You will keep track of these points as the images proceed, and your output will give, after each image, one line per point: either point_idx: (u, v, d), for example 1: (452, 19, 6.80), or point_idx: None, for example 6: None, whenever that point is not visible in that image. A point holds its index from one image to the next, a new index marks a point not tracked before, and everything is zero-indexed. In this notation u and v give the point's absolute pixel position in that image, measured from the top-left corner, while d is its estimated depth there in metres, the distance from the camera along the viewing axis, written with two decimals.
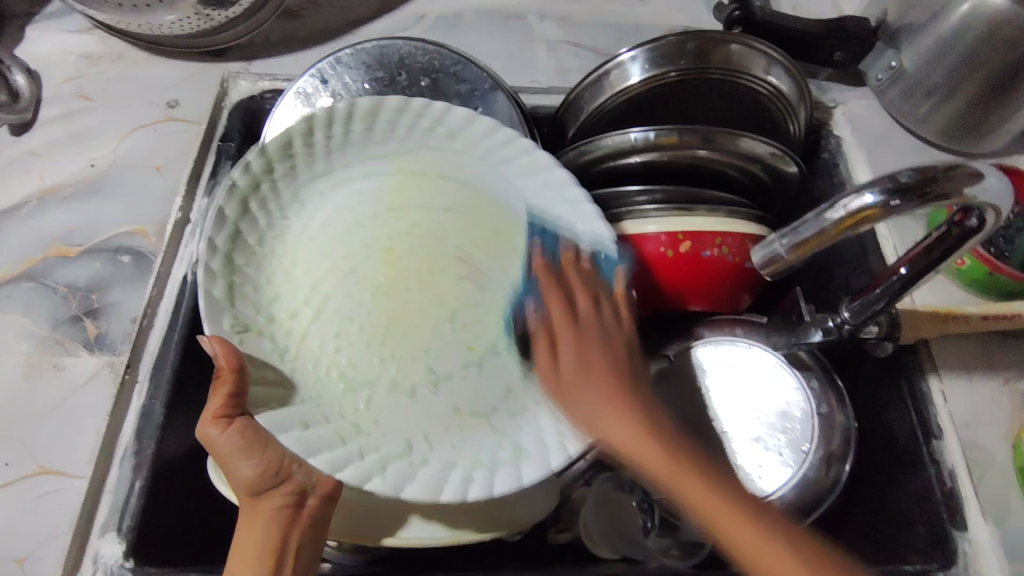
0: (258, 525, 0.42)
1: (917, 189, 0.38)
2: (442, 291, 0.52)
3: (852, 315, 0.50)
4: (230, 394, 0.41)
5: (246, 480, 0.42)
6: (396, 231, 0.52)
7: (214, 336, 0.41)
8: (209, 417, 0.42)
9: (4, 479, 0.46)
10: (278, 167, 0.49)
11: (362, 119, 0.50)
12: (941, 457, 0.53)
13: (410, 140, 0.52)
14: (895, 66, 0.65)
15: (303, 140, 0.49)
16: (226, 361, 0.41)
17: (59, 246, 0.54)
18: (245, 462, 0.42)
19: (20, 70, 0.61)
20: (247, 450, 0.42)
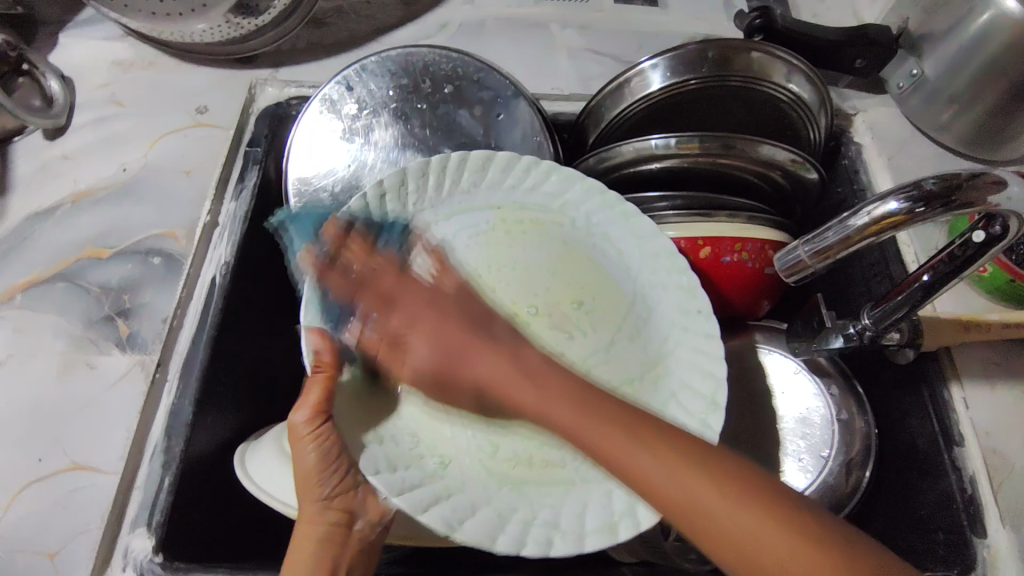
0: (315, 533, 0.42)
1: (941, 196, 0.38)
2: (540, 338, 0.49)
3: (873, 321, 0.51)
4: (322, 391, 0.43)
5: (315, 485, 0.42)
6: (493, 267, 0.51)
7: (321, 332, 0.44)
8: (303, 411, 0.42)
9: (37, 474, 0.47)
10: (391, 201, 0.51)
11: (456, 169, 0.53)
12: (963, 464, 0.52)
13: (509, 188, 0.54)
14: (917, 74, 0.65)
15: (416, 181, 0.52)
16: (329, 355, 0.44)
17: (92, 247, 0.56)
18: (318, 465, 0.42)
19: (54, 76, 0.62)
20: (320, 455, 0.42)
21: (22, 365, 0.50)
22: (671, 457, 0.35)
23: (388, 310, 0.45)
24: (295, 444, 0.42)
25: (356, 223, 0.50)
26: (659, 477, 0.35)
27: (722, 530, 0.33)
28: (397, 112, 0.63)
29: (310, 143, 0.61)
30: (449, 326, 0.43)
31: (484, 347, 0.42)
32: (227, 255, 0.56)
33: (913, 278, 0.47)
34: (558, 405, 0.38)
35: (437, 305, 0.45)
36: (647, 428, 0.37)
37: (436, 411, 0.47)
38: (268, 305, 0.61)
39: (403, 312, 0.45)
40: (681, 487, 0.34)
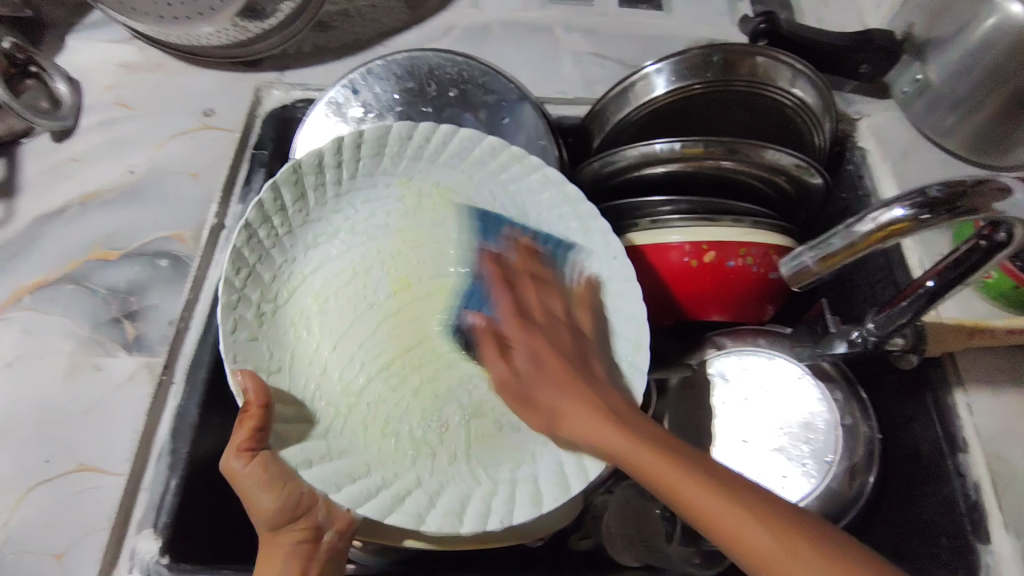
0: (278, 556, 0.43)
1: (947, 203, 0.38)
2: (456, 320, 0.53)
3: (877, 326, 0.51)
4: (252, 428, 0.42)
5: (268, 518, 0.42)
6: (399, 258, 0.54)
7: (244, 371, 0.43)
8: (232, 451, 0.42)
9: (44, 476, 0.47)
10: (288, 204, 0.51)
11: (371, 147, 0.53)
12: (965, 470, 0.52)
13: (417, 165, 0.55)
14: (921, 79, 0.66)
15: (314, 174, 0.51)
16: (255, 396, 0.43)
17: (99, 249, 0.56)
18: (267, 496, 0.42)
19: (61, 79, 0.62)
20: (264, 488, 0.42)
21: (29, 367, 0.51)
22: (731, 499, 0.37)
23: (546, 335, 0.48)
24: (242, 482, 0.42)
25: (259, 225, 0.49)
26: (707, 503, 0.37)
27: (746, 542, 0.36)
28: (403, 115, 0.63)
29: (316, 147, 0.62)
30: (565, 376, 0.46)
31: (579, 402, 0.45)
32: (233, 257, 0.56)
33: (918, 285, 0.47)
34: (638, 450, 0.41)
35: (555, 338, 0.48)
36: (668, 447, 0.41)
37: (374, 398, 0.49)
38: None
39: (518, 353, 0.48)
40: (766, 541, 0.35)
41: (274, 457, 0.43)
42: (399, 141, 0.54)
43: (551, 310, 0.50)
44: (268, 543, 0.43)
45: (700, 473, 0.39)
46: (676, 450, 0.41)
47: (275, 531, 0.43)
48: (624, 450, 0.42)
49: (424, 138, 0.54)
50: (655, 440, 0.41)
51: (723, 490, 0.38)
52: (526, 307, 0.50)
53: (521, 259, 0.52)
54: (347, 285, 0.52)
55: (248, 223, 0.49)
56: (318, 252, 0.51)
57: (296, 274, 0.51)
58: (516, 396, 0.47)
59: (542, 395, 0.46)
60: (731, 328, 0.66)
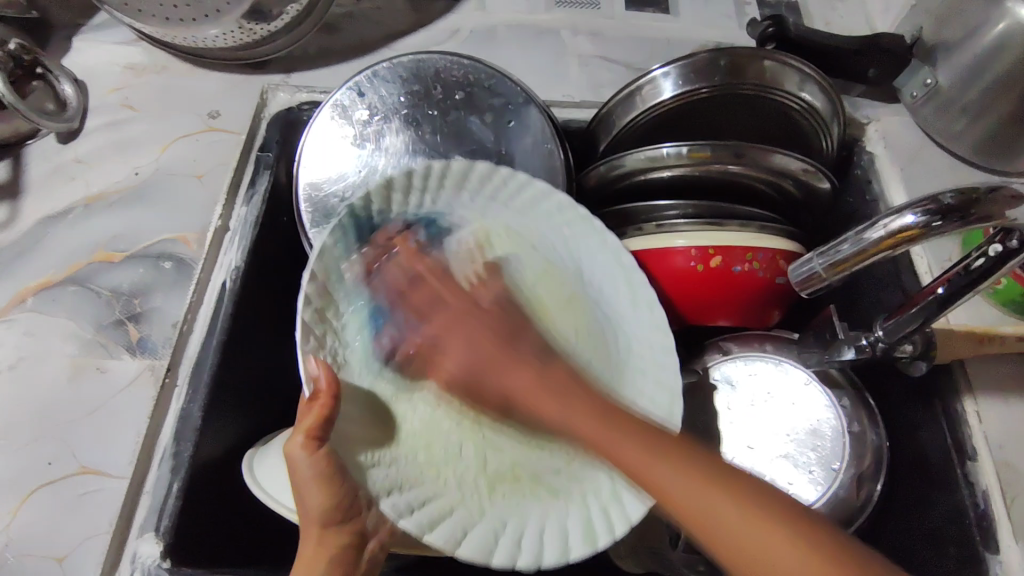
0: (318, 562, 0.42)
1: (960, 210, 0.38)
2: None
3: (886, 333, 0.50)
4: (320, 421, 0.41)
5: (320, 515, 0.42)
6: (473, 286, 0.53)
7: (320, 361, 0.41)
8: (301, 440, 0.40)
9: (46, 478, 0.47)
10: (390, 200, 0.49)
11: (454, 178, 0.52)
12: (975, 479, 0.51)
13: (495, 200, 0.54)
14: (930, 83, 0.65)
15: (417, 180, 0.50)
16: (335, 387, 0.41)
17: (104, 251, 0.56)
18: (320, 493, 0.42)
19: (68, 80, 0.62)
20: (322, 483, 0.41)
21: (33, 369, 0.51)
22: (687, 466, 0.36)
23: (467, 351, 0.45)
24: (301, 475, 0.41)
25: (350, 220, 0.47)
26: (633, 454, 0.38)
27: (709, 521, 0.34)
28: (408, 118, 0.63)
29: (321, 149, 0.62)
30: (485, 333, 0.46)
31: (506, 357, 0.44)
32: (237, 259, 0.56)
33: (927, 291, 0.47)
34: (592, 422, 0.40)
35: (488, 324, 0.46)
36: (616, 417, 0.40)
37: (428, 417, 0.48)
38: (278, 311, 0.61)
39: (443, 314, 0.47)
40: (716, 517, 0.34)
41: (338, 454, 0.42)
42: (482, 178, 0.53)
43: (451, 284, 0.49)
44: (314, 540, 0.43)
45: (689, 458, 0.37)
46: (622, 418, 0.40)
47: (323, 530, 0.42)
48: (528, 392, 0.43)
49: (487, 176, 0.53)
50: (594, 401, 0.42)
51: (674, 457, 0.37)
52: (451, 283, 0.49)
53: (477, 279, 0.51)
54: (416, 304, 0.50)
55: (348, 212, 0.47)
56: (391, 263, 0.50)
57: (357, 284, 0.47)
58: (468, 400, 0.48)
59: (506, 368, 0.44)
60: (737, 333, 0.66)
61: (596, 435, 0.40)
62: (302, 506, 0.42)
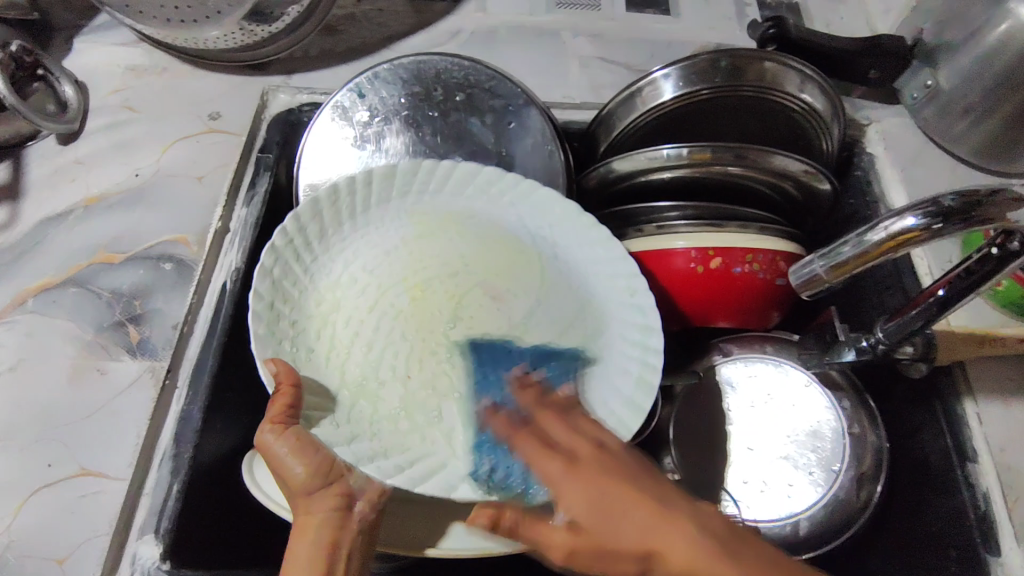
0: (309, 530, 0.41)
1: (961, 212, 0.38)
2: (480, 322, 0.48)
3: (887, 335, 0.50)
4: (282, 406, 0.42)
5: (302, 486, 0.41)
6: (419, 268, 0.49)
7: (275, 358, 0.44)
8: (266, 423, 0.42)
9: (46, 480, 0.47)
10: (308, 229, 0.50)
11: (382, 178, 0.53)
12: (975, 480, 0.51)
13: (433, 191, 0.54)
14: (931, 84, 0.65)
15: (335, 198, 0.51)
16: (288, 378, 0.43)
17: (104, 253, 0.56)
18: (300, 462, 0.42)
19: (69, 81, 0.62)
20: (296, 458, 0.42)
21: (32, 370, 0.51)
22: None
23: (596, 508, 0.38)
24: (275, 452, 0.42)
25: (287, 248, 0.49)
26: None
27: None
28: (408, 119, 0.63)
29: (321, 150, 0.62)
30: (609, 495, 0.38)
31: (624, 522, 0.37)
32: (237, 261, 0.56)
33: (928, 293, 0.47)
34: (640, 512, 0.36)
35: (610, 469, 0.39)
36: (724, 545, 0.35)
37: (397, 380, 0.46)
38: None
39: (572, 480, 0.39)
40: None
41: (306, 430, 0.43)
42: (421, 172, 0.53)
43: (569, 430, 0.42)
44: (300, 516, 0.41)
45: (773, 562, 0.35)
46: (727, 541, 0.35)
47: (308, 503, 0.41)
48: (621, 544, 0.36)
49: (414, 170, 0.53)
50: (651, 507, 0.37)
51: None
52: (575, 446, 0.41)
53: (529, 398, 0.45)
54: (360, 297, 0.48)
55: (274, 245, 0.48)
56: (327, 269, 0.49)
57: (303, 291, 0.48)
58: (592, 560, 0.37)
59: (605, 518, 0.37)
60: (736, 335, 0.66)
61: (652, 546, 0.35)
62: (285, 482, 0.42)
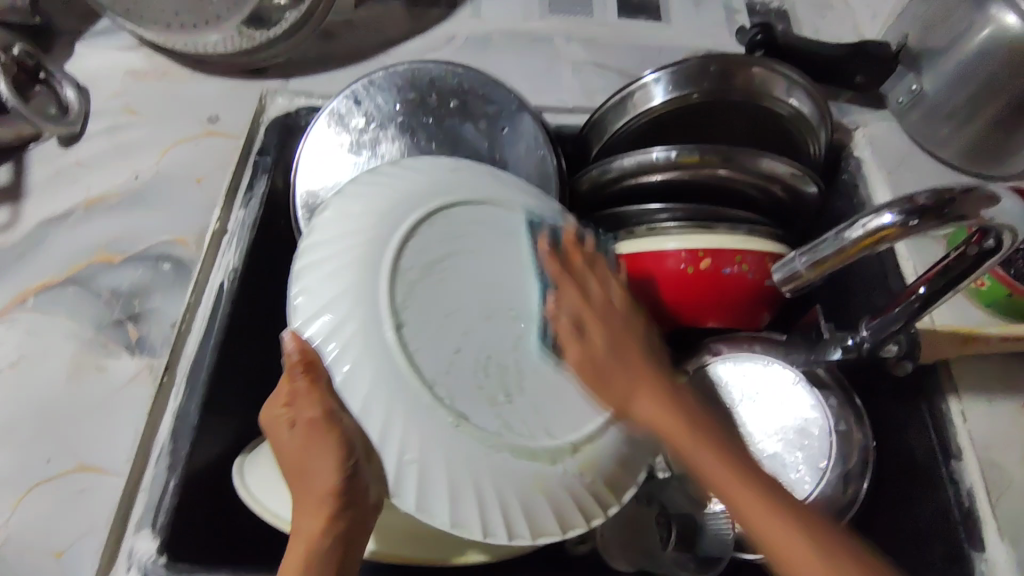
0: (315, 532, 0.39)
1: (935, 210, 0.39)
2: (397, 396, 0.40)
3: (870, 333, 0.51)
4: (312, 380, 0.40)
5: (318, 481, 0.39)
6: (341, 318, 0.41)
7: (292, 333, 0.41)
8: (315, 402, 0.39)
9: (45, 475, 0.48)
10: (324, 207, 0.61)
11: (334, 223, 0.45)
12: (959, 477, 0.52)
13: (331, 246, 0.44)
14: (916, 89, 0.66)
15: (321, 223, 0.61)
16: (313, 351, 0.41)
17: (104, 253, 0.57)
18: (320, 445, 0.39)
19: (70, 85, 0.63)
20: (314, 442, 0.39)
21: (32, 368, 0.51)
22: (722, 459, 0.40)
23: (621, 360, 0.44)
24: (302, 425, 0.39)
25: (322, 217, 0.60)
26: (718, 470, 0.39)
27: (741, 493, 0.38)
28: (404, 125, 0.64)
29: (317, 155, 0.62)
30: (624, 332, 0.46)
31: (646, 379, 0.44)
32: (234, 261, 0.57)
33: (910, 291, 0.48)
34: (671, 424, 0.42)
35: (627, 362, 0.44)
36: (704, 425, 0.42)
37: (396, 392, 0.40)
38: (274, 313, 0.62)
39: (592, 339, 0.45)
40: (763, 516, 0.37)
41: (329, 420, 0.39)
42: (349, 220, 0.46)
43: (594, 291, 0.47)
44: (303, 498, 0.40)
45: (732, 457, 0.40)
46: (705, 425, 0.42)
47: (321, 498, 0.39)
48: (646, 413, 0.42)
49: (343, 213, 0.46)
50: (686, 414, 0.42)
51: (739, 473, 0.39)
52: (601, 303, 0.47)
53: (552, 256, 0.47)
54: (458, 241, 0.46)
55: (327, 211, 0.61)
56: (411, 211, 0.46)
57: (459, 212, 0.47)
58: (624, 371, 0.44)
59: (616, 379, 0.44)
60: (726, 334, 0.66)
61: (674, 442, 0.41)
62: (308, 471, 0.40)
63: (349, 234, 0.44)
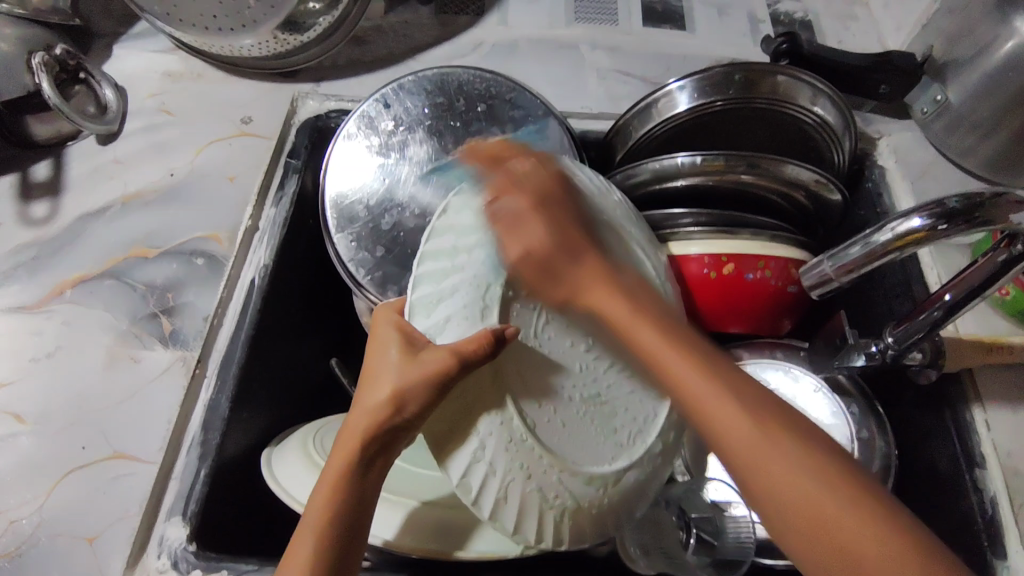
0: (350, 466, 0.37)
1: (965, 214, 0.39)
2: (517, 451, 0.38)
3: (896, 341, 0.51)
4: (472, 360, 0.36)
5: (381, 404, 0.37)
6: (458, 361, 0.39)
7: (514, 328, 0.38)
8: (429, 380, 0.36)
9: (81, 461, 0.49)
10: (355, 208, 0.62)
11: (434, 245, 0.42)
12: (983, 485, 0.52)
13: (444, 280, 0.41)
14: (941, 99, 0.66)
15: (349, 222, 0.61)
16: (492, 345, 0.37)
17: (140, 247, 0.59)
18: (415, 402, 0.37)
19: (109, 85, 0.65)
20: (410, 403, 0.37)
21: (70, 358, 0.53)
22: (751, 412, 0.33)
23: (553, 251, 0.42)
24: (413, 382, 0.36)
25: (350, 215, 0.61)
26: (658, 348, 0.37)
27: (769, 464, 0.31)
28: (431, 129, 0.64)
29: (345, 157, 0.63)
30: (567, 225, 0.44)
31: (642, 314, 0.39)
32: (266, 258, 0.58)
33: (935, 298, 0.48)
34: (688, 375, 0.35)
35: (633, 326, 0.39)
36: (745, 393, 0.34)
37: (516, 449, 0.38)
38: (301, 310, 0.63)
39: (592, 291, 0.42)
40: (793, 471, 0.31)
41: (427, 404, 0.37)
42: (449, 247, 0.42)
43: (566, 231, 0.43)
44: (355, 415, 0.38)
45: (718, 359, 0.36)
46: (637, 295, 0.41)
47: (380, 423, 0.37)
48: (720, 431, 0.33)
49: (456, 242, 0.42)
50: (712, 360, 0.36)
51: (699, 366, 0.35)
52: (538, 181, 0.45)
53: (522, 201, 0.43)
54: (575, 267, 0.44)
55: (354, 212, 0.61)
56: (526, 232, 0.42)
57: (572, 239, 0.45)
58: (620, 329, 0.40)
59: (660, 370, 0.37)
60: (749, 341, 0.67)
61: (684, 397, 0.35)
62: (381, 415, 0.37)
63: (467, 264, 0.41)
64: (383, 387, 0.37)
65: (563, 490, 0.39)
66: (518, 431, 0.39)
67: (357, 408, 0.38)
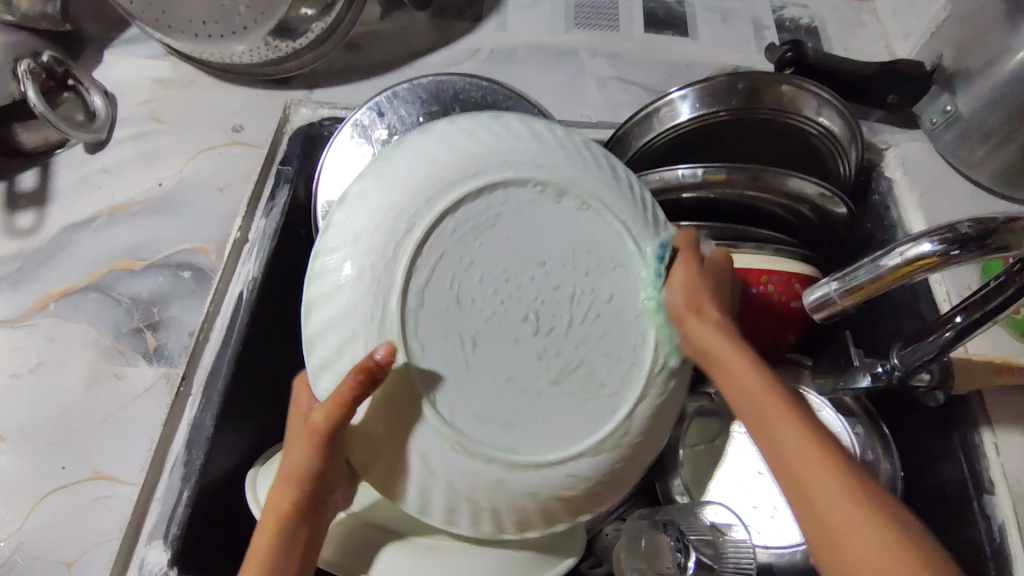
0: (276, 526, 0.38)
1: (978, 239, 0.38)
2: (465, 471, 0.37)
3: (903, 361, 0.50)
4: (352, 399, 0.35)
5: (292, 465, 0.38)
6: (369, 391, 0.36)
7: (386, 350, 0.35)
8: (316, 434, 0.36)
9: (60, 482, 0.47)
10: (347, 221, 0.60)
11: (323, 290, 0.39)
12: (992, 512, 0.50)
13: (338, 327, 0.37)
14: (951, 110, 0.65)
15: None
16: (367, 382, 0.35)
17: (126, 259, 0.57)
18: (314, 459, 0.37)
19: (98, 92, 0.64)
20: (311, 457, 0.37)
21: (51, 374, 0.52)
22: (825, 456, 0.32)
23: (693, 292, 0.40)
24: (303, 435, 0.37)
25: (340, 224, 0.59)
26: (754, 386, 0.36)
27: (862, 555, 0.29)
28: None
29: (339, 167, 0.62)
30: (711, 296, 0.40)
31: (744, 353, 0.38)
32: (253, 271, 0.56)
33: (946, 320, 0.47)
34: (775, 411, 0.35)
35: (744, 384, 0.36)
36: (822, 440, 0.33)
37: (462, 473, 0.37)
38: (292, 322, 0.62)
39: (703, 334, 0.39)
40: (879, 551, 0.29)
41: (327, 450, 0.37)
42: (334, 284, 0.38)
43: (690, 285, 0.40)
44: (279, 480, 0.39)
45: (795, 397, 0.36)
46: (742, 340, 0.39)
47: (293, 483, 0.38)
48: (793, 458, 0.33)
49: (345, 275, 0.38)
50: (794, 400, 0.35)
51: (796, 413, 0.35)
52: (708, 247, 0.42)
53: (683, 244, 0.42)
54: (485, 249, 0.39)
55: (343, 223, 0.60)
56: (406, 241, 0.37)
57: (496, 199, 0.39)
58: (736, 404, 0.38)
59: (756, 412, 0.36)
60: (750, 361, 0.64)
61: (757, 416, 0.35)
62: (291, 475, 0.38)
63: (351, 307, 0.37)
64: (292, 446, 0.38)
65: (530, 485, 0.37)
66: (451, 448, 0.36)
67: (277, 470, 0.39)
